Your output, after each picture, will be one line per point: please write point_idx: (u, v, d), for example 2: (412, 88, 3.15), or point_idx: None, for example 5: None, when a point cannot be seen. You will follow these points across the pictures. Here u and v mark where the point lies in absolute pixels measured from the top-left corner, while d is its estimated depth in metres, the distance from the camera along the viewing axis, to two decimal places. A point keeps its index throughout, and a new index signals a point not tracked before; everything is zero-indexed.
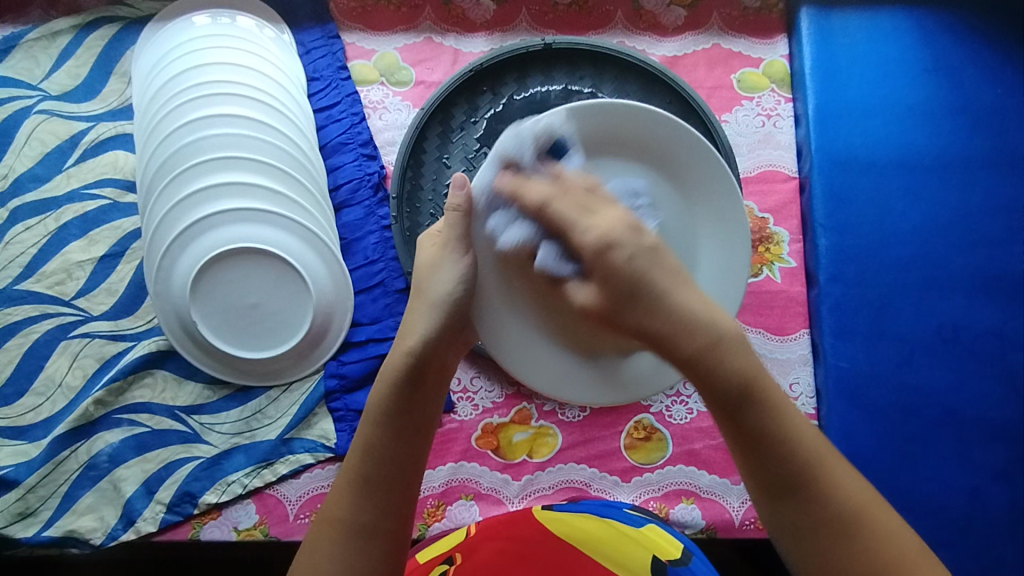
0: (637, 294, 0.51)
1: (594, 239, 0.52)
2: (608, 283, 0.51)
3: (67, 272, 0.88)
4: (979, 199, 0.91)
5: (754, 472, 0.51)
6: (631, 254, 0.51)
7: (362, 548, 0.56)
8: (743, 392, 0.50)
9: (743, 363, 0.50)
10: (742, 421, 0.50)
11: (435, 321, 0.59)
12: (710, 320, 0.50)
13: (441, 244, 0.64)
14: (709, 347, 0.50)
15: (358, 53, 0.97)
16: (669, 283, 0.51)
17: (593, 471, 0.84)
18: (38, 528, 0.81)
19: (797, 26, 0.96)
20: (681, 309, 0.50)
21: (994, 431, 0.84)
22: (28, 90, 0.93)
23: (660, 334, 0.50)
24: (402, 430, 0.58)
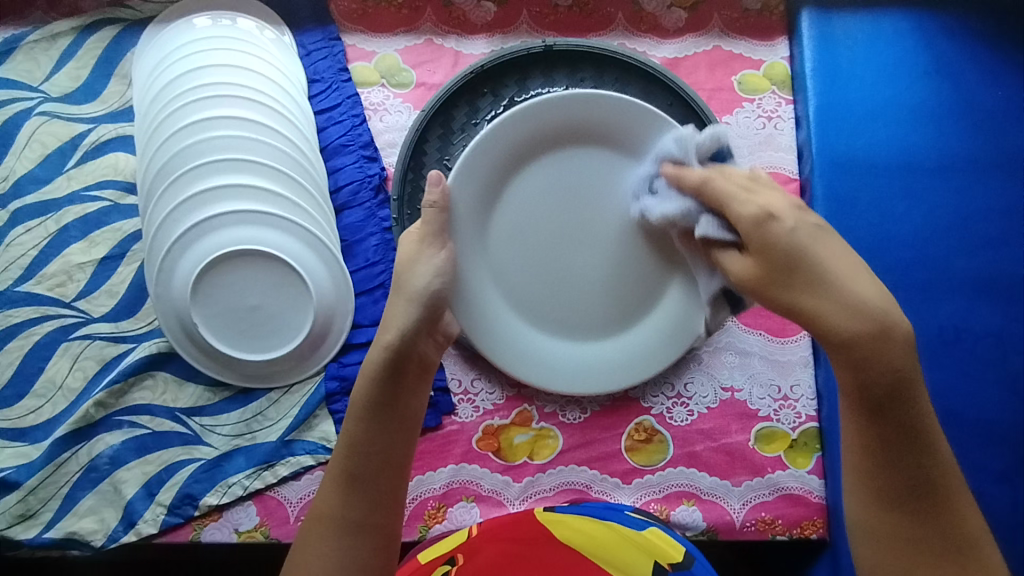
0: (789, 274, 0.62)
1: (755, 212, 0.64)
2: (767, 255, 0.63)
3: (68, 274, 0.88)
4: (980, 202, 0.91)
5: (886, 463, 0.60)
6: (795, 226, 0.63)
7: (352, 539, 0.59)
8: (892, 388, 0.58)
9: (903, 361, 0.58)
10: (886, 413, 0.59)
11: (414, 313, 0.65)
12: (877, 312, 0.59)
13: (424, 239, 0.70)
14: (865, 336, 0.59)
15: (359, 55, 0.97)
16: (844, 272, 0.62)
17: (593, 473, 0.84)
18: (38, 530, 0.81)
19: (798, 28, 0.96)
20: (849, 300, 0.60)
21: (995, 434, 0.84)
22: (29, 92, 0.93)
23: (809, 309, 0.61)
24: (383, 424, 0.62)
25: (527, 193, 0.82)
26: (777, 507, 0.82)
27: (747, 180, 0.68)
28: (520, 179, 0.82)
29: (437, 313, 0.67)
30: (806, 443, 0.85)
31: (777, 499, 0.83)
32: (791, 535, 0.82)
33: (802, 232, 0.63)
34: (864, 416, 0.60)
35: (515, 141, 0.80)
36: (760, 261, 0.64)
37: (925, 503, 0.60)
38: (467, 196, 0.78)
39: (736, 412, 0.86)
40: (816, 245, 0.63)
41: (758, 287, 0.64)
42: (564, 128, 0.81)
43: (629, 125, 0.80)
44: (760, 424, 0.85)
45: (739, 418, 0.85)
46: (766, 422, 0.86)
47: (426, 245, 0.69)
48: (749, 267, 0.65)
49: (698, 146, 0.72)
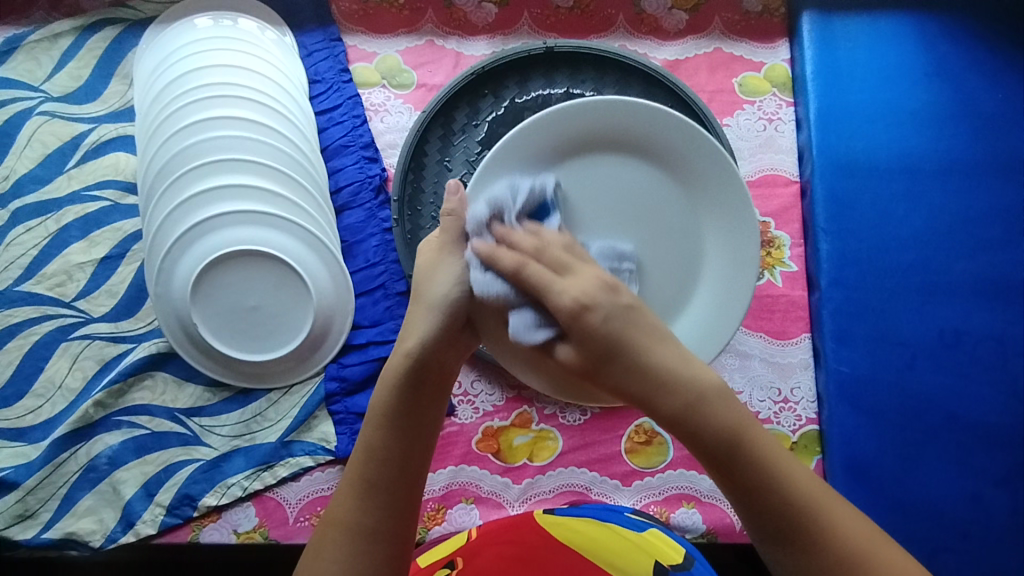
0: (612, 360, 0.50)
1: (569, 303, 0.50)
2: (585, 347, 0.50)
3: (68, 274, 0.88)
4: (980, 205, 0.91)
5: (749, 517, 0.50)
6: (606, 315, 0.50)
7: (366, 548, 0.57)
8: (730, 444, 0.49)
9: (731, 412, 0.50)
10: (734, 473, 0.49)
11: (434, 321, 0.61)
12: (688, 374, 0.50)
13: (443, 248, 0.63)
14: (688, 403, 0.50)
15: (360, 55, 0.97)
16: (649, 340, 0.51)
17: (593, 475, 0.84)
18: (37, 530, 0.80)
19: (798, 30, 0.96)
20: (659, 365, 0.50)
21: (994, 436, 0.84)
22: (30, 91, 0.93)
23: (638, 394, 0.50)
24: (401, 433, 0.59)
25: (547, 204, 0.70)
26: None
27: (563, 253, 0.54)
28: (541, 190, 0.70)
29: (462, 320, 0.62)
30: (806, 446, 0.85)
31: None
32: None
33: (619, 315, 0.51)
34: (717, 475, 0.50)
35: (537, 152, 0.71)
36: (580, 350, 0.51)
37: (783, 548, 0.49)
38: None
39: None
40: (631, 325, 0.51)
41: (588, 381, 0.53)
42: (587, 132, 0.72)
43: (663, 134, 0.72)
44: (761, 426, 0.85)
45: None
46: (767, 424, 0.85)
47: (445, 252, 0.62)
48: (574, 357, 0.52)
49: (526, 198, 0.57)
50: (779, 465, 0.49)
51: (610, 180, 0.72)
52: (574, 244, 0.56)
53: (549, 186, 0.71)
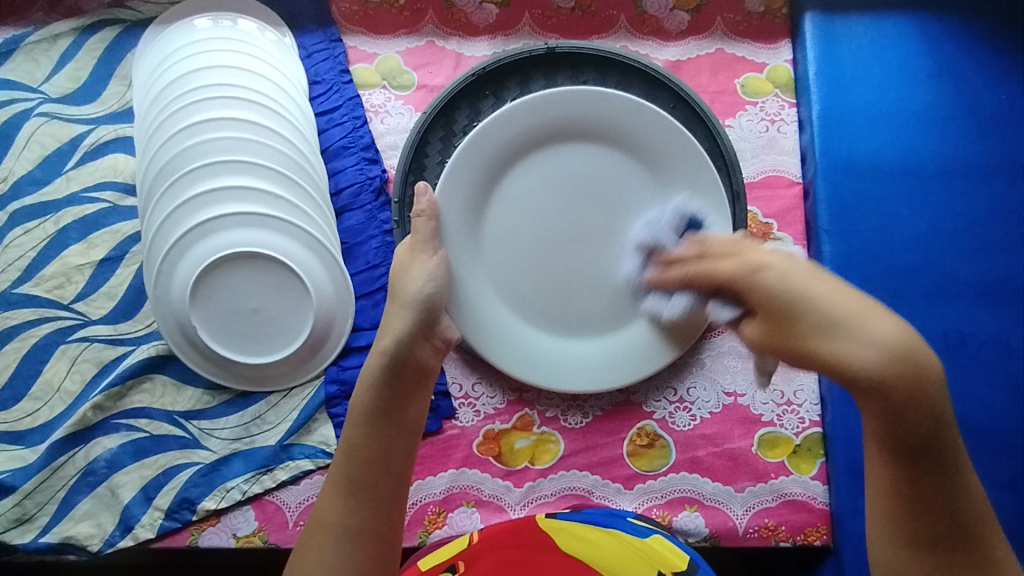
0: (796, 323, 0.59)
1: (755, 261, 0.64)
2: (772, 310, 0.61)
3: (66, 276, 0.87)
4: (984, 206, 0.90)
5: (919, 506, 0.57)
6: (783, 274, 0.62)
7: (350, 548, 0.59)
8: (931, 432, 0.55)
9: (936, 407, 0.55)
10: (921, 459, 0.56)
11: (409, 318, 0.65)
12: (906, 353, 0.55)
13: (416, 248, 0.72)
14: (904, 385, 0.54)
15: (360, 56, 0.96)
16: (856, 306, 0.58)
17: (595, 479, 0.83)
18: (34, 535, 0.80)
19: (802, 30, 0.96)
20: (845, 331, 0.57)
21: (1000, 440, 0.84)
22: (29, 92, 0.92)
23: (836, 359, 0.56)
24: (383, 431, 0.61)
25: (514, 194, 0.84)
26: (780, 513, 0.82)
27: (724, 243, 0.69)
28: (511, 178, 0.84)
29: (434, 316, 0.67)
30: (809, 449, 0.84)
31: (780, 506, 0.82)
32: (795, 541, 0.81)
33: (796, 273, 0.61)
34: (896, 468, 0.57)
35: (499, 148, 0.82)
36: (765, 322, 0.62)
37: (956, 540, 0.57)
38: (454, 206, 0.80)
39: (739, 417, 0.85)
40: (804, 287, 0.60)
41: (773, 346, 0.62)
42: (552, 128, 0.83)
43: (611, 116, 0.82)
44: (763, 429, 0.85)
45: (742, 423, 0.85)
46: (770, 427, 0.85)
47: (416, 252, 0.71)
48: (757, 330, 0.63)
49: (669, 223, 0.75)
50: (958, 455, 0.56)
51: (577, 168, 0.83)
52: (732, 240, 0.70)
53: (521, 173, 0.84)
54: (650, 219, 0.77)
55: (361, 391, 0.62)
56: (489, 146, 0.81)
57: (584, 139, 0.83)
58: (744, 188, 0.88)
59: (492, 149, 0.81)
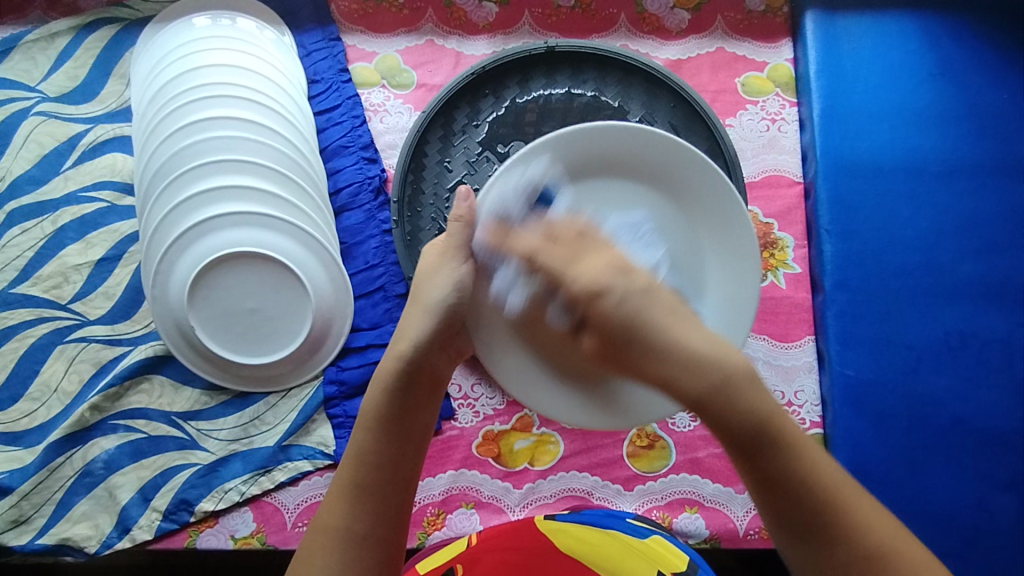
0: (629, 345, 0.54)
1: (584, 286, 0.56)
2: (603, 327, 0.55)
3: (64, 276, 0.87)
4: (986, 206, 0.90)
5: (780, 512, 0.50)
6: (622, 298, 0.55)
7: (356, 556, 0.56)
8: (760, 427, 0.50)
9: (758, 403, 0.50)
10: (758, 457, 0.50)
11: (429, 324, 0.62)
12: (713, 355, 0.51)
13: (446, 253, 0.64)
14: (715, 391, 0.50)
15: (359, 55, 0.96)
16: (667, 320, 0.54)
17: (595, 480, 0.83)
18: (31, 536, 0.79)
19: (803, 29, 0.95)
20: (686, 350, 0.52)
21: (1001, 442, 0.83)
22: (26, 91, 0.92)
23: (661, 378, 0.52)
24: (394, 437, 0.60)
25: (535, 235, 0.67)
26: None
27: (564, 229, 0.61)
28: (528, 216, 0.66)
29: (455, 327, 0.64)
30: None
31: None
32: None
33: (632, 297, 0.55)
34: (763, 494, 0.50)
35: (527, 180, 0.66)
36: (598, 339, 0.57)
37: (800, 542, 0.50)
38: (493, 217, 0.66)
39: None
40: (642, 310, 0.54)
41: (614, 357, 0.56)
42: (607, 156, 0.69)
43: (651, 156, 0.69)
44: None
45: None
46: None
47: (448, 258, 0.64)
48: (596, 345, 0.58)
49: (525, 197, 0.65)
50: (807, 456, 0.50)
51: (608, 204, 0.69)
52: (586, 228, 0.62)
53: None
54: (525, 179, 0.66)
55: (374, 396, 0.61)
56: (541, 158, 0.66)
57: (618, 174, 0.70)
58: (745, 188, 0.88)
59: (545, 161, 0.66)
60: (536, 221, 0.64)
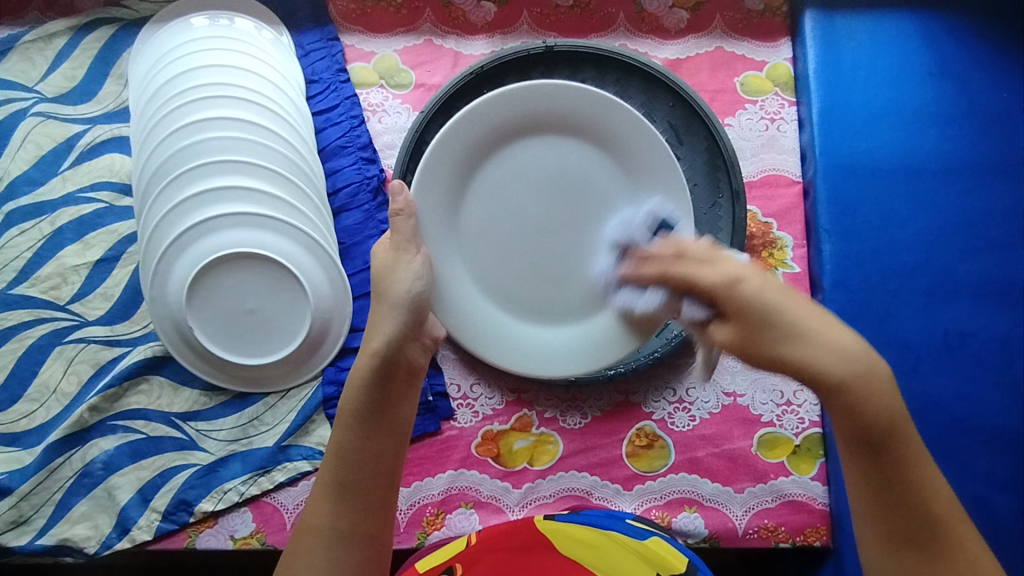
0: (766, 328, 0.58)
1: (722, 278, 0.61)
2: (742, 316, 0.59)
3: (62, 277, 0.87)
4: (984, 205, 0.90)
5: (885, 508, 0.57)
6: (759, 287, 0.60)
7: (342, 551, 0.60)
8: (887, 427, 0.56)
9: (890, 403, 0.56)
10: (883, 453, 0.57)
11: (399, 321, 0.64)
12: (861, 354, 0.57)
13: (398, 247, 0.68)
14: (858, 378, 0.56)
15: (357, 55, 0.96)
16: (802, 311, 0.59)
17: (594, 479, 0.83)
18: (30, 537, 0.79)
19: (801, 28, 0.95)
20: (809, 354, 0.57)
21: (1000, 441, 0.83)
22: (23, 92, 0.92)
23: (800, 358, 0.57)
24: (374, 433, 0.62)
25: (492, 188, 0.81)
26: (780, 514, 0.81)
27: (704, 250, 0.65)
28: (483, 176, 0.81)
29: (421, 315, 0.67)
30: (808, 450, 0.84)
31: (780, 506, 0.82)
32: (794, 542, 0.81)
33: (768, 288, 0.60)
34: (861, 457, 0.58)
35: (476, 139, 0.79)
36: (736, 322, 0.60)
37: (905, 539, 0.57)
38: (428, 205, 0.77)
39: (739, 417, 0.85)
40: (777, 302, 0.59)
41: (741, 350, 0.60)
42: (522, 119, 0.80)
43: (580, 108, 0.79)
44: (762, 429, 0.84)
45: (742, 424, 0.84)
46: (770, 427, 0.84)
47: (401, 251, 0.67)
48: (730, 334, 0.61)
49: (642, 224, 0.75)
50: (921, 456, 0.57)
51: (554, 158, 0.81)
52: (710, 248, 0.66)
53: (488, 172, 0.81)
54: (624, 219, 0.77)
55: (350, 396, 0.63)
56: (468, 136, 0.79)
57: (560, 128, 0.81)
58: (744, 188, 0.88)
59: (472, 138, 0.79)
60: (654, 243, 0.73)
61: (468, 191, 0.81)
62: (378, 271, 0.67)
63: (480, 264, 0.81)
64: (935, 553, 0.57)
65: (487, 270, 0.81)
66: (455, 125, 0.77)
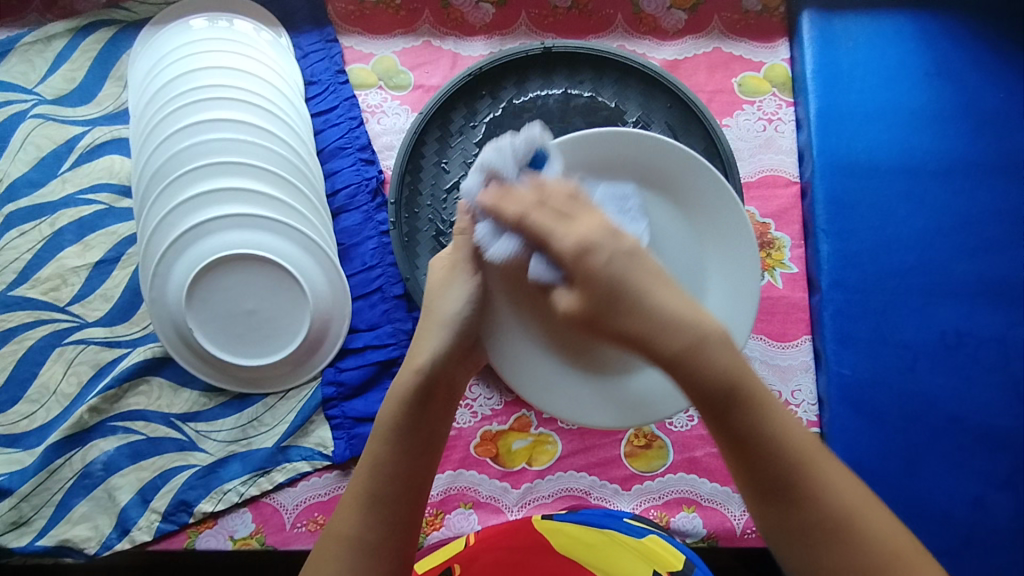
0: (621, 297, 0.48)
1: (572, 245, 0.49)
2: (587, 285, 0.49)
3: (62, 278, 0.87)
4: (982, 204, 0.90)
5: (745, 470, 0.50)
6: (610, 257, 0.49)
7: (367, 568, 0.56)
8: (728, 393, 0.49)
9: (730, 360, 0.49)
10: (726, 418, 0.49)
11: (447, 337, 0.60)
12: (688, 317, 0.49)
13: (453, 267, 0.62)
14: (688, 353, 0.48)
15: (356, 57, 0.96)
16: (654, 284, 0.49)
17: (593, 480, 0.83)
18: (31, 537, 0.80)
19: (799, 29, 0.96)
20: (669, 311, 0.48)
21: (997, 440, 0.84)
22: (23, 94, 0.92)
23: (638, 334, 0.49)
24: (412, 448, 0.58)
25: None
26: None
27: (563, 198, 0.52)
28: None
29: (470, 337, 0.62)
30: None
31: None
32: None
33: (622, 261, 0.49)
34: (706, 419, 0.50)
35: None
36: (584, 295, 0.50)
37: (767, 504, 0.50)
38: None
39: None
40: (626, 272, 0.49)
41: (587, 319, 0.50)
42: None
43: None
44: None
45: None
46: None
47: (459, 271, 0.61)
48: (575, 304, 0.51)
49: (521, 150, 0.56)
50: (771, 417, 0.50)
51: None
52: (574, 189, 0.53)
53: None
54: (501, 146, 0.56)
55: (390, 406, 0.59)
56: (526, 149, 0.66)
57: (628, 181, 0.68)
58: (741, 187, 0.88)
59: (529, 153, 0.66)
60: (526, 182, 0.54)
61: None
62: (430, 290, 0.62)
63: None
64: (819, 525, 0.49)
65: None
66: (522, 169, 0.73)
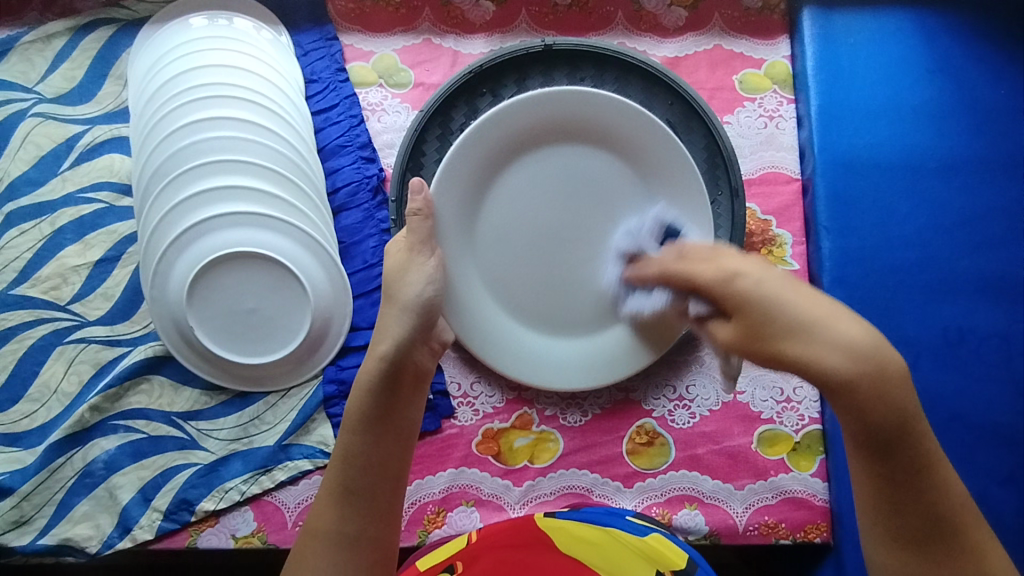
0: (766, 324, 0.56)
1: (722, 272, 0.61)
2: (744, 315, 0.58)
3: (62, 277, 0.87)
4: (983, 201, 0.90)
5: (893, 501, 0.56)
6: (759, 280, 0.58)
7: (346, 558, 0.59)
8: (898, 428, 0.54)
9: (907, 403, 0.54)
10: (892, 456, 0.55)
11: (407, 324, 0.65)
12: (868, 353, 0.53)
13: (412, 249, 0.71)
14: (869, 381, 0.53)
15: (356, 55, 0.96)
16: (827, 315, 0.55)
17: (594, 477, 0.83)
18: (32, 537, 0.79)
19: (799, 26, 0.96)
20: (844, 342, 0.53)
21: (1000, 435, 0.84)
22: (23, 93, 0.92)
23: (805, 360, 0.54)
24: (381, 437, 0.62)
25: (514, 188, 0.84)
26: (780, 510, 0.81)
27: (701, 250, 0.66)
28: (507, 174, 0.84)
29: (431, 319, 0.68)
30: (809, 446, 0.84)
31: (779, 503, 0.82)
32: (795, 539, 0.81)
33: (772, 282, 0.58)
34: (867, 452, 0.56)
35: (489, 145, 0.82)
36: (740, 325, 0.58)
37: (914, 533, 0.57)
38: (449, 202, 0.81)
39: (739, 414, 0.85)
40: (777, 295, 0.56)
41: (743, 347, 0.58)
42: (543, 127, 0.83)
43: (613, 123, 0.82)
44: (763, 426, 0.84)
45: (741, 420, 0.85)
46: (769, 424, 0.85)
47: (414, 253, 0.70)
48: (732, 331, 0.59)
49: (650, 233, 0.78)
50: (935, 464, 0.55)
51: (575, 166, 0.84)
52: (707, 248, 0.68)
53: (511, 176, 0.84)
54: (630, 229, 0.80)
55: (355, 399, 0.63)
56: (493, 137, 0.82)
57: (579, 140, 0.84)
58: (742, 185, 0.88)
59: (497, 140, 0.82)
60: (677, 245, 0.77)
61: (489, 193, 0.84)
62: (392, 274, 0.69)
63: (496, 273, 0.84)
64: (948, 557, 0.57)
65: (501, 274, 0.84)
66: (466, 140, 0.80)
